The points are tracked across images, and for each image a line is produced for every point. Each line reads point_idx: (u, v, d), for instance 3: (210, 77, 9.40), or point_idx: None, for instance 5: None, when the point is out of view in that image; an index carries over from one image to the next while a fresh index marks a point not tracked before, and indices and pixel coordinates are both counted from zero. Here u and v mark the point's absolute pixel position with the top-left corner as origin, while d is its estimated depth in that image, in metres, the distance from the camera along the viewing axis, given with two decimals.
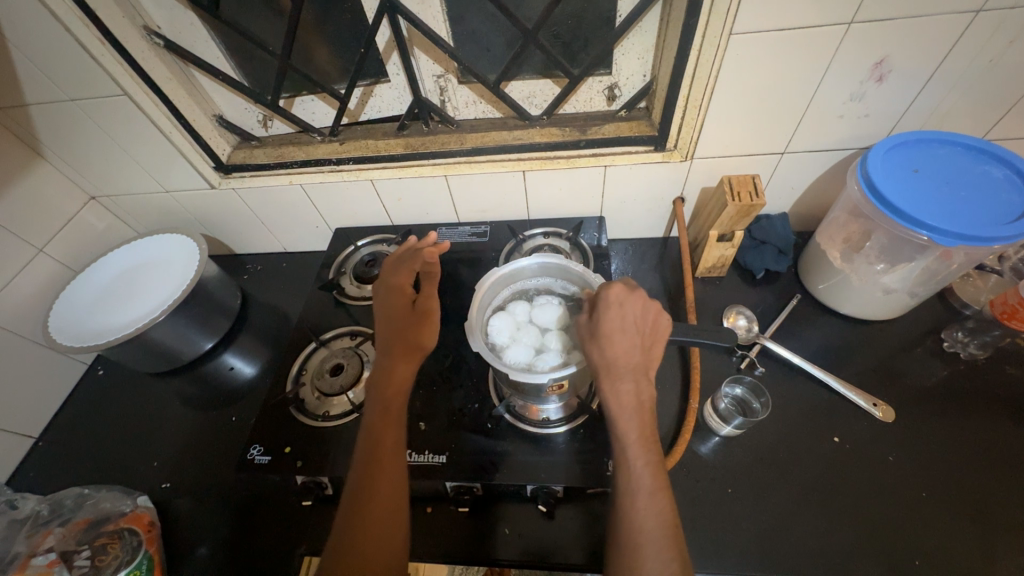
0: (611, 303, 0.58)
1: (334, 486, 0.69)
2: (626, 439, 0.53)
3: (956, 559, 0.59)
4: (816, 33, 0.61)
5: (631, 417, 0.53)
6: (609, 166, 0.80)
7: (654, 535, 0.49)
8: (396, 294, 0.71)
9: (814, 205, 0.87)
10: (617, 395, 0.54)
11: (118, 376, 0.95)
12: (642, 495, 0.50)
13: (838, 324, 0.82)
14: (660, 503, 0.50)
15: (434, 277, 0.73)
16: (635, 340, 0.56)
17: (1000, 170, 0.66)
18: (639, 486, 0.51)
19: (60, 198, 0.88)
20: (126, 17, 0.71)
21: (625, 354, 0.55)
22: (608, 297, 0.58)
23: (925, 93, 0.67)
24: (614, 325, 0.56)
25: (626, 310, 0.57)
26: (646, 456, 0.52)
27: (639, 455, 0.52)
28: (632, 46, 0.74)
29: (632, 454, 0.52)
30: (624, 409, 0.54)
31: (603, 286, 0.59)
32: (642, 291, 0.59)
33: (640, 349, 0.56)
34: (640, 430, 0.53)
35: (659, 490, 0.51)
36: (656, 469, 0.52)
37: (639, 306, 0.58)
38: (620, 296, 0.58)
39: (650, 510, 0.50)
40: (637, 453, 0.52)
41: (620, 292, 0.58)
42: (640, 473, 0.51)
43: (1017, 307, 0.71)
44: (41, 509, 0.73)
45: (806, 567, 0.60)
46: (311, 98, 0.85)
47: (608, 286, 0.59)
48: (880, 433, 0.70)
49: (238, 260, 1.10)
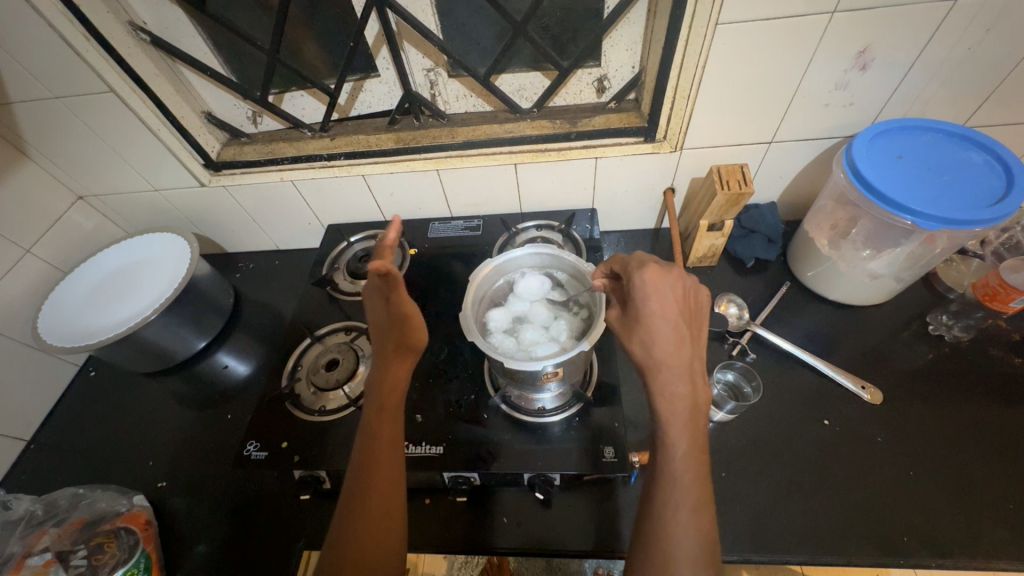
0: (648, 291, 0.53)
1: (332, 481, 0.70)
2: (676, 449, 0.50)
3: (944, 535, 0.61)
4: (801, 22, 0.62)
5: (683, 424, 0.50)
6: (600, 158, 0.81)
7: (692, 549, 0.46)
8: (377, 294, 0.66)
9: (800, 194, 0.88)
10: (671, 397, 0.51)
11: (110, 376, 0.94)
12: (683, 509, 0.48)
13: (826, 310, 0.84)
14: (702, 518, 0.48)
15: (395, 279, 0.61)
16: (681, 330, 0.52)
17: (986, 156, 0.67)
18: (682, 500, 0.48)
19: (46, 198, 0.87)
20: (111, 13, 0.70)
21: (675, 348, 0.52)
22: (643, 286, 0.53)
23: (906, 82, 0.69)
24: (659, 318, 0.52)
25: (665, 295, 0.53)
26: (692, 470, 0.49)
27: (686, 470, 0.49)
28: (621, 38, 0.75)
29: (678, 466, 0.49)
30: (676, 417, 0.50)
31: (638, 270, 0.54)
32: (677, 266, 0.54)
33: (689, 336, 0.53)
34: (690, 441, 0.50)
35: (702, 507, 0.48)
36: (702, 486, 0.49)
37: (680, 284, 0.53)
38: (658, 281, 0.53)
39: (690, 525, 0.47)
40: (685, 467, 0.49)
41: (656, 274, 0.53)
42: (685, 487, 0.49)
43: (998, 288, 0.72)
44: (35, 510, 0.72)
45: (799, 547, 0.61)
46: (300, 94, 0.84)
47: (640, 269, 0.54)
48: (868, 415, 0.71)
49: (229, 259, 1.09)
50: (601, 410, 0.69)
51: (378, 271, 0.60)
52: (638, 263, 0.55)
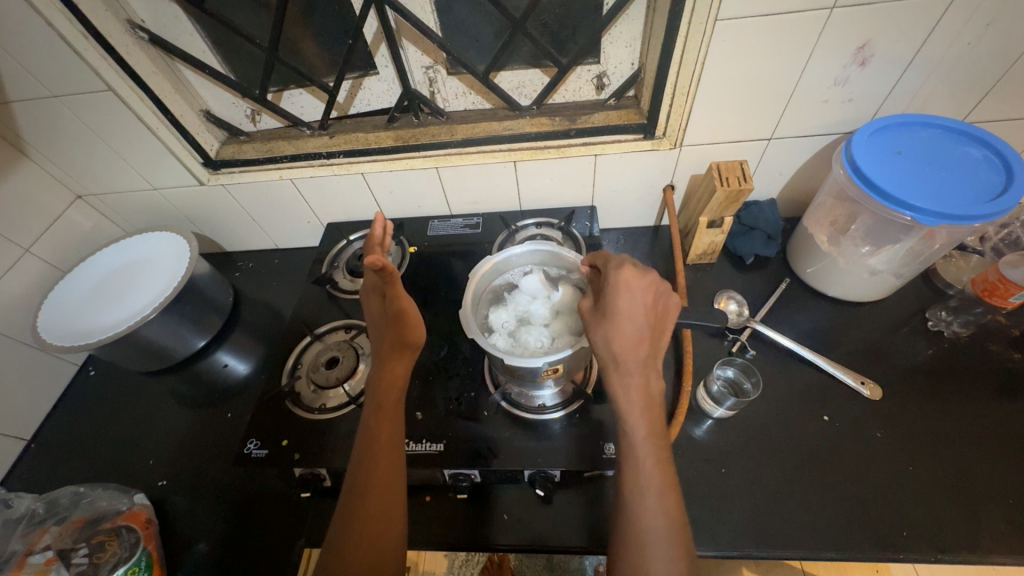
0: (621, 290, 0.54)
1: (332, 478, 0.70)
2: (635, 437, 0.51)
3: (942, 529, 0.61)
4: (801, 18, 0.62)
5: (639, 413, 0.52)
6: (600, 155, 0.81)
7: (662, 536, 0.47)
8: (374, 291, 0.67)
9: (800, 190, 0.88)
10: (626, 390, 0.52)
11: (110, 375, 0.94)
12: (649, 493, 0.49)
13: (826, 306, 0.84)
14: (669, 503, 0.49)
15: (393, 275, 0.63)
16: (644, 332, 0.53)
17: (985, 151, 0.67)
18: (648, 485, 0.49)
19: (45, 198, 0.87)
20: (109, 11, 0.70)
21: (635, 346, 0.53)
22: (617, 284, 0.55)
23: (906, 78, 0.69)
24: (625, 314, 0.53)
25: (636, 297, 0.54)
26: (653, 455, 0.50)
27: (648, 454, 0.50)
28: (620, 34, 0.75)
29: (640, 452, 0.50)
30: (634, 406, 0.52)
31: (615, 268, 0.56)
32: (653, 272, 0.56)
33: (652, 337, 0.54)
34: (648, 428, 0.51)
35: (667, 490, 0.49)
36: (666, 470, 0.50)
37: (652, 289, 0.55)
38: (632, 281, 0.55)
39: (657, 511, 0.48)
40: (648, 452, 0.50)
41: (631, 274, 0.55)
42: (650, 472, 0.50)
43: (997, 284, 0.72)
44: (36, 507, 0.72)
45: (797, 542, 0.62)
46: (299, 92, 0.85)
47: (617, 268, 0.56)
48: (868, 411, 0.71)
49: (228, 258, 1.09)
50: (601, 407, 0.69)
51: (373, 267, 0.62)
52: (617, 263, 0.57)
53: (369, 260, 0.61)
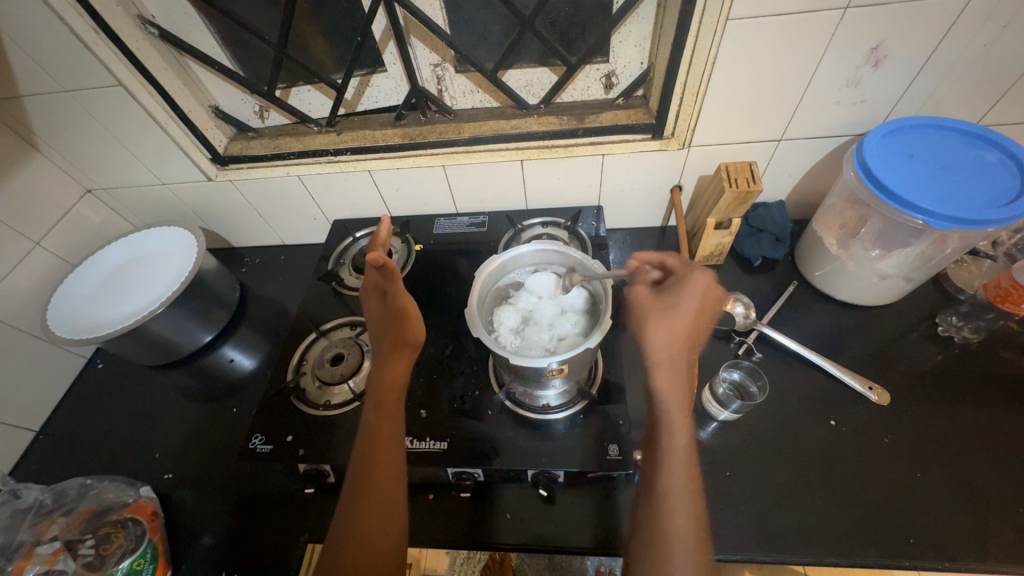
0: (693, 292, 0.55)
1: (336, 474, 0.70)
2: (673, 436, 0.51)
3: (949, 537, 0.60)
4: (813, 18, 0.61)
5: (682, 413, 0.52)
6: (607, 154, 0.80)
7: (688, 535, 0.48)
8: (374, 288, 0.66)
9: (810, 192, 0.87)
10: (671, 386, 0.52)
11: (118, 368, 0.95)
12: (681, 493, 0.49)
13: (834, 310, 0.83)
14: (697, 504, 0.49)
15: (393, 272, 0.62)
16: (696, 335, 0.54)
17: (999, 155, 0.66)
18: (682, 486, 0.49)
19: (55, 191, 0.88)
20: (120, 7, 0.70)
21: (686, 347, 0.54)
22: (691, 284, 0.55)
23: (919, 80, 0.68)
24: (686, 314, 0.54)
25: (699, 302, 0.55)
26: (687, 456, 0.51)
27: (683, 455, 0.50)
28: (630, 33, 0.74)
29: (676, 451, 0.50)
30: (677, 405, 0.52)
31: (694, 271, 0.57)
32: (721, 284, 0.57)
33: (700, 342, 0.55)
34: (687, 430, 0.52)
35: (696, 492, 0.50)
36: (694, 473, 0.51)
37: (715, 298, 0.56)
38: (706, 286, 0.56)
39: (687, 511, 0.48)
40: (682, 453, 0.51)
41: (705, 280, 0.56)
42: (682, 474, 0.50)
43: (1010, 290, 0.71)
44: (45, 498, 0.73)
45: (802, 547, 0.61)
46: (307, 88, 0.85)
47: (694, 271, 0.57)
48: (875, 416, 0.71)
49: (236, 253, 1.10)
50: (605, 408, 0.69)
51: (374, 264, 0.61)
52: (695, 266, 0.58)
53: (370, 256, 0.60)
